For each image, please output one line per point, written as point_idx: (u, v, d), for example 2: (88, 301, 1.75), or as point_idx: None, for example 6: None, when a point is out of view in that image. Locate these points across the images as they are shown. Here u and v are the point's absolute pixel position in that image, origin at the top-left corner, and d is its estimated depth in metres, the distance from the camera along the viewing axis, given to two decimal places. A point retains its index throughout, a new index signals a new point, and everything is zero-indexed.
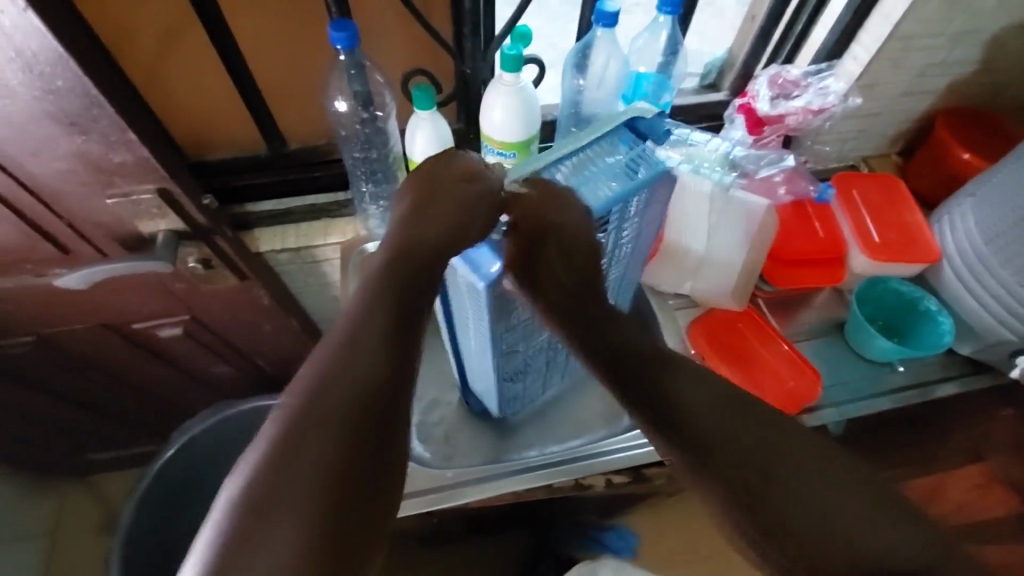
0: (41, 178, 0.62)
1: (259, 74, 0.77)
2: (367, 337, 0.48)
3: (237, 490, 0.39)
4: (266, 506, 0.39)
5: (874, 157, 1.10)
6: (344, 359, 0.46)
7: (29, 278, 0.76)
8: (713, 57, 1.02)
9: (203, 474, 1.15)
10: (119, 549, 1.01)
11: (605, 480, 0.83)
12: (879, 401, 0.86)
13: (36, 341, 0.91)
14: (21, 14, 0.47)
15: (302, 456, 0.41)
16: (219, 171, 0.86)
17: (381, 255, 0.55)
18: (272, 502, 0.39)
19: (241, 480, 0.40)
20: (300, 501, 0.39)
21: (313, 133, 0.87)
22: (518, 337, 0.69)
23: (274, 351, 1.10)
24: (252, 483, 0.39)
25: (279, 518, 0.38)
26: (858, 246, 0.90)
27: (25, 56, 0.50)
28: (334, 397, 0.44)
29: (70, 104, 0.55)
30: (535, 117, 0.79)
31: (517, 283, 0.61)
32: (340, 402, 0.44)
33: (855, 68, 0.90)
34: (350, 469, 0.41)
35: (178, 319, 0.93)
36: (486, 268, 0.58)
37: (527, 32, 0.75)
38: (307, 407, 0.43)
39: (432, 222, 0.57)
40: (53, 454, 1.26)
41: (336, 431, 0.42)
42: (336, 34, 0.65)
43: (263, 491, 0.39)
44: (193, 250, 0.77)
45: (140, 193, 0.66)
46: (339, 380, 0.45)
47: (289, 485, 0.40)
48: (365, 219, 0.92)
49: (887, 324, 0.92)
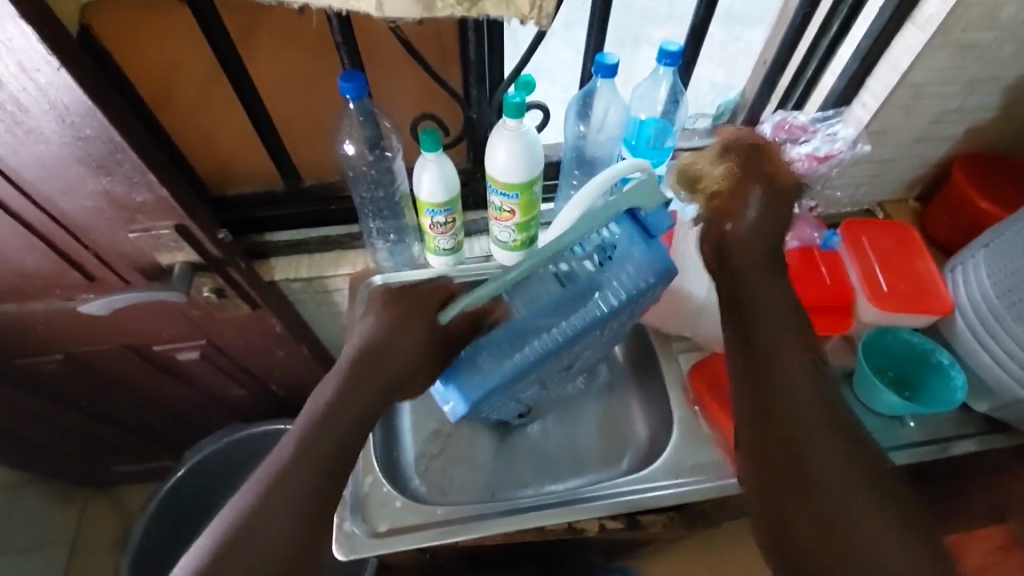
0: (71, 214, 0.68)
1: (279, 117, 0.82)
2: (340, 411, 0.60)
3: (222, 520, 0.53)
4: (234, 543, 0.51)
5: (890, 202, 1.08)
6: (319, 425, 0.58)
7: (59, 301, 0.81)
8: (727, 98, 1.03)
9: (213, 492, 1.18)
10: (127, 563, 1.04)
11: (598, 525, 0.81)
12: (894, 456, 0.82)
13: (65, 359, 0.96)
14: (55, 72, 0.53)
15: (279, 504, 0.53)
16: (238, 205, 0.91)
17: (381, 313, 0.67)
18: (242, 544, 0.51)
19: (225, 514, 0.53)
20: (269, 549, 0.51)
21: (328, 170, 0.92)
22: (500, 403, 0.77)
23: (287, 376, 1.14)
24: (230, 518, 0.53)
25: (247, 555, 0.50)
26: (865, 295, 0.88)
27: (58, 108, 0.56)
28: (308, 468, 0.56)
29: (97, 149, 0.60)
30: (538, 158, 0.82)
31: (500, 394, 0.71)
32: (312, 472, 0.56)
33: (863, 115, 0.90)
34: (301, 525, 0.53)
35: (195, 343, 0.97)
36: (458, 403, 0.70)
37: (531, 80, 0.77)
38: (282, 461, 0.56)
39: (433, 329, 0.66)
40: (77, 466, 1.32)
41: (304, 494, 0.54)
42: (345, 85, 0.69)
43: (242, 530, 0.51)
44: (207, 280, 0.81)
45: (160, 229, 0.71)
46: (310, 450, 0.57)
47: (259, 532, 0.51)
48: (374, 253, 0.96)
49: (897, 376, 0.89)
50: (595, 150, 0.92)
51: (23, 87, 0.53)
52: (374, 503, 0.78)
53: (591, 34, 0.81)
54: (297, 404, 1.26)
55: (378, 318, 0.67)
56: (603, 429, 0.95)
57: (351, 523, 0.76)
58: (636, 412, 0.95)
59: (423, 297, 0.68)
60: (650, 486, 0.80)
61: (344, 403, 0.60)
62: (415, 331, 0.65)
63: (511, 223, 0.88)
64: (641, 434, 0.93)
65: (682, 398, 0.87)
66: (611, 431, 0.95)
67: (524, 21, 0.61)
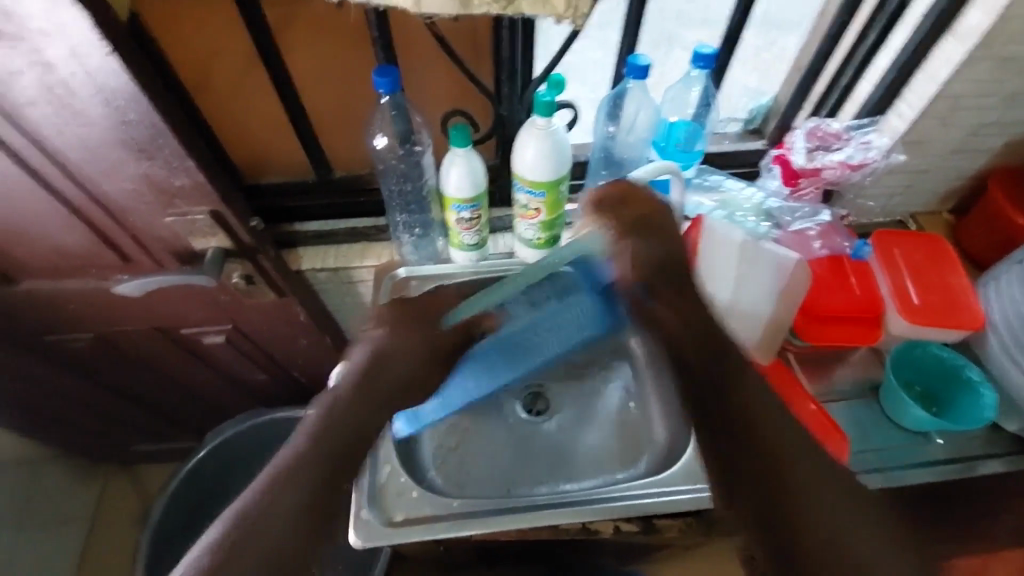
0: (111, 196, 0.70)
1: (313, 108, 0.83)
2: (348, 417, 0.61)
3: (220, 528, 0.53)
4: (233, 549, 0.52)
5: (923, 214, 1.06)
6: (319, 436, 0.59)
7: (94, 281, 0.84)
8: (759, 103, 1.02)
9: (232, 475, 1.21)
10: (148, 540, 1.06)
11: (613, 526, 0.81)
12: (919, 473, 0.81)
13: (95, 337, 0.98)
14: (104, 57, 0.54)
15: (276, 512, 0.54)
16: (270, 194, 0.93)
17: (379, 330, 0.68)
18: (249, 540, 0.52)
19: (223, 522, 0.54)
20: (274, 546, 0.52)
21: (358, 163, 0.93)
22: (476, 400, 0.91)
23: (308, 365, 1.15)
24: (227, 527, 0.53)
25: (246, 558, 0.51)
26: (896, 308, 0.87)
27: (105, 92, 0.57)
28: (313, 469, 0.57)
29: (140, 134, 0.62)
30: (567, 157, 0.82)
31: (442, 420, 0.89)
32: (317, 474, 0.56)
33: (900, 124, 0.88)
34: (298, 532, 0.54)
35: (221, 327, 0.99)
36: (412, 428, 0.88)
37: (562, 79, 0.77)
38: (281, 470, 0.56)
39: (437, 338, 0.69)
40: (102, 443, 1.35)
41: (306, 494, 0.55)
42: (379, 79, 0.70)
43: (241, 537, 0.52)
44: (237, 266, 0.83)
45: (195, 214, 0.73)
46: (317, 452, 0.58)
47: (265, 529, 0.53)
48: (399, 246, 0.97)
49: (925, 391, 0.87)
50: (624, 151, 0.91)
51: (73, 71, 0.55)
52: (390, 492, 0.79)
53: (624, 35, 0.81)
54: (316, 392, 1.28)
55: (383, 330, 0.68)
56: (620, 432, 0.94)
57: (368, 511, 0.78)
58: (653, 413, 0.95)
59: (425, 307, 0.71)
60: (668, 489, 0.79)
61: (351, 409, 0.61)
62: (416, 343, 0.67)
63: (537, 221, 0.88)
64: (660, 437, 0.92)
65: None
66: (628, 433, 0.94)
67: (560, 20, 0.60)
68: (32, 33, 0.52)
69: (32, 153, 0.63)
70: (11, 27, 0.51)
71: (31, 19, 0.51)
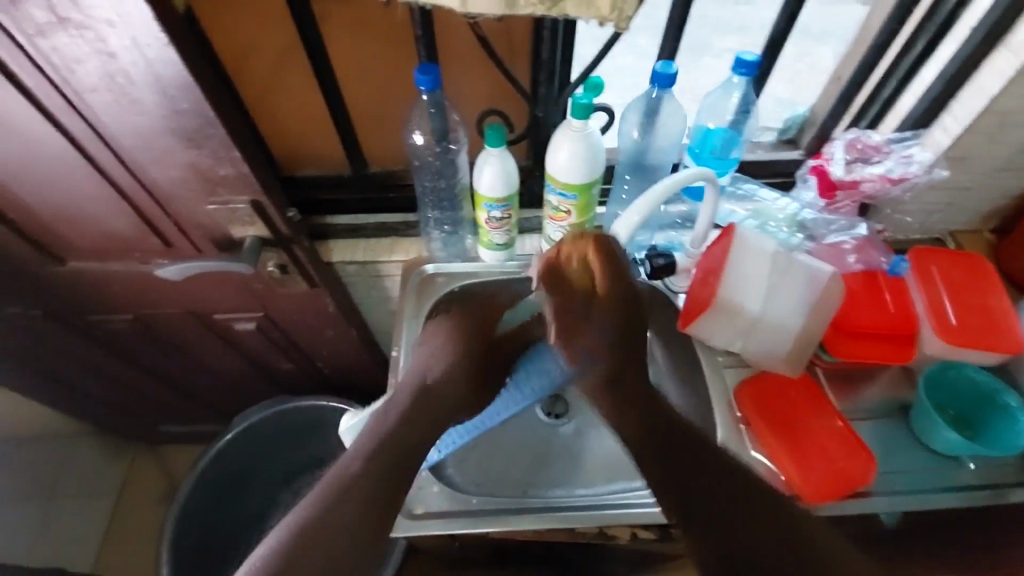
0: (159, 182, 0.72)
1: (353, 103, 0.85)
2: (397, 439, 0.69)
3: (273, 543, 0.60)
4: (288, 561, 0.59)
5: (964, 232, 1.03)
6: (370, 458, 0.67)
7: (136, 264, 0.87)
8: (795, 113, 1.00)
9: (255, 460, 1.24)
10: (173, 518, 1.09)
11: (630, 533, 0.81)
12: (944, 497, 0.79)
13: (133, 319, 1.02)
14: (163, 48, 0.56)
15: (326, 530, 0.61)
16: (306, 186, 0.95)
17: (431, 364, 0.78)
18: (312, 544, 0.60)
19: (275, 539, 0.61)
20: (333, 550, 0.60)
21: (392, 159, 0.94)
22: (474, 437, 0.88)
23: (334, 356, 1.17)
24: (279, 543, 0.60)
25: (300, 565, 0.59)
26: (931, 326, 0.85)
27: (161, 82, 0.60)
28: (365, 489, 0.64)
29: (190, 123, 0.64)
30: (600, 160, 0.82)
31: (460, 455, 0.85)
32: (370, 492, 0.64)
33: (943, 139, 0.86)
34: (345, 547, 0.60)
35: (253, 314, 1.02)
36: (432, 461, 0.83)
37: (600, 82, 0.78)
38: (331, 494, 0.63)
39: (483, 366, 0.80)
40: (132, 421, 1.40)
41: (362, 504, 0.63)
42: (421, 77, 0.71)
43: (295, 552, 0.59)
44: (273, 255, 0.85)
45: (237, 203, 0.75)
46: (369, 469, 0.65)
47: (324, 535, 0.60)
48: (428, 242, 0.98)
49: (959, 415, 0.84)
50: (655, 156, 0.92)
51: (133, 60, 0.57)
52: (418, 488, 0.80)
53: (665, 39, 0.81)
54: (339, 384, 1.30)
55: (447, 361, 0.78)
56: None
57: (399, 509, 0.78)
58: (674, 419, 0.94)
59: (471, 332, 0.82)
60: None
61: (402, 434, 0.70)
62: (462, 370, 0.77)
63: (566, 223, 0.88)
64: None
65: (727, 413, 0.85)
66: None
67: (603, 22, 0.61)
68: (97, 23, 0.54)
69: (88, 138, 0.66)
70: (78, 15, 0.53)
71: (97, 9, 0.53)
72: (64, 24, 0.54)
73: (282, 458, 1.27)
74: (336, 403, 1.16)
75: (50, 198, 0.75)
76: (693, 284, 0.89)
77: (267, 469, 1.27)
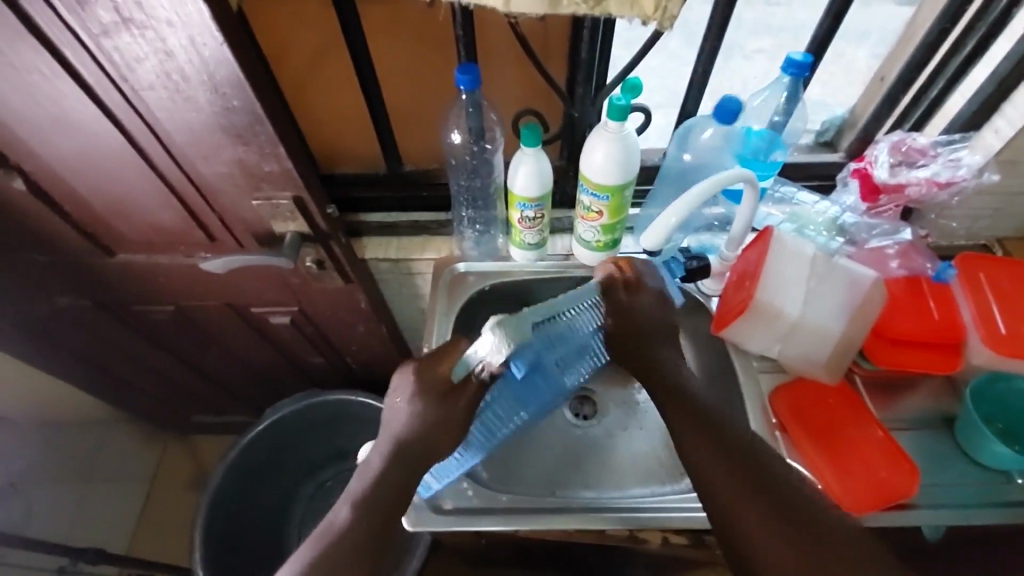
0: (206, 178, 0.74)
1: (391, 103, 0.87)
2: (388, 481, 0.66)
3: None
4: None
5: (1012, 238, 0.99)
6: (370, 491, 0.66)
7: (181, 257, 0.90)
8: (834, 115, 0.98)
9: (284, 450, 1.26)
10: (207, 505, 1.12)
11: (662, 538, 0.81)
12: (990, 513, 0.76)
13: (174, 311, 1.05)
14: (218, 47, 0.58)
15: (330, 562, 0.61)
16: (342, 183, 0.97)
17: (406, 407, 0.69)
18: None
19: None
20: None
21: (427, 157, 0.96)
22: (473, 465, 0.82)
23: (362, 352, 1.19)
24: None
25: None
26: (978, 334, 0.82)
27: (213, 80, 0.62)
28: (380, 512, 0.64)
29: (240, 120, 0.66)
30: (635, 162, 0.81)
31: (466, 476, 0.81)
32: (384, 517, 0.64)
33: (994, 142, 0.83)
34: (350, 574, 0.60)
35: (288, 309, 1.04)
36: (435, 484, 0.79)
37: (639, 83, 0.77)
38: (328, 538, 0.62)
39: (450, 415, 0.68)
40: (167, 410, 1.44)
41: (364, 534, 0.63)
42: (461, 76, 0.72)
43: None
44: (311, 251, 0.87)
45: (279, 199, 0.77)
46: (361, 511, 0.64)
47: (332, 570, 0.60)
48: (461, 240, 0.99)
49: (1008, 428, 0.81)
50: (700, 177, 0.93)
51: (189, 59, 0.60)
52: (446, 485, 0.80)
53: (705, 40, 0.80)
54: (367, 379, 1.32)
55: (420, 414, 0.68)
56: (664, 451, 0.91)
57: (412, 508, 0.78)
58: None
59: (431, 377, 0.69)
60: None
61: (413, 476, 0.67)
62: (433, 424, 0.68)
63: (597, 223, 0.88)
64: None
65: (761, 418, 0.84)
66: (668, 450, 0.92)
67: (646, 22, 0.61)
68: (157, 22, 0.56)
69: (144, 135, 0.69)
70: (141, 15, 0.56)
71: (159, 9, 0.55)
72: (127, 24, 0.56)
73: (309, 449, 1.30)
74: (364, 397, 1.17)
75: (103, 191, 0.78)
76: (728, 287, 0.88)
77: (293, 460, 1.29)
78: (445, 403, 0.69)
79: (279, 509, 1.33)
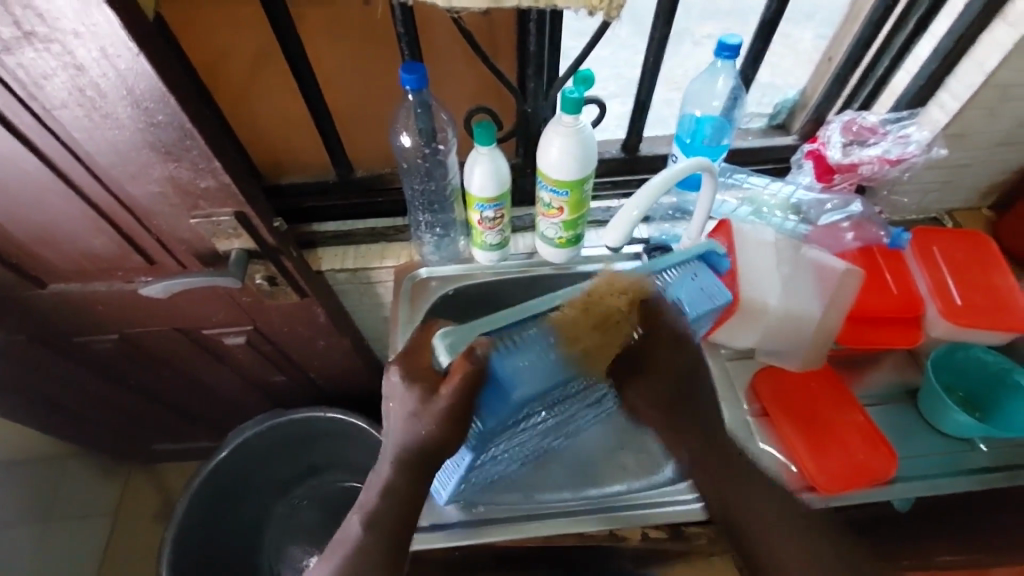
0: (136, 198, 0.69)
1: (335, 107, 0.83)
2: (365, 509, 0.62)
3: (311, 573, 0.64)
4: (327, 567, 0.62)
5: (960, 210, 1.02)
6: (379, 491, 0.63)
7: (118, 283, 0.84)
8: (785, 97, 0.99)
9: (251, 474, 1.20)
10: (171, 541, 1.05)
11: (642, 532, 0.78)
12: (957, 481, 0.77)
13: (118, 339, 0.99)
14: (134, 58, 0.53)
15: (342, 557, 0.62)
16: (292, 194, 0.92)
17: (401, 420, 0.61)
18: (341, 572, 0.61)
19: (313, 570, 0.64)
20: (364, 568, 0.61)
21: (379, 162, 0.92)
22: (487, 469, 0.76)
23: (328, 366, 1.14)
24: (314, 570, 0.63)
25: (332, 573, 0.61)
26: (936, 306, 0.84)
27: (133, 94, 0.57)
28: (369, 556, 0.61)
29: (167, 136, 0.61)
30: (592, 155, 0.79)
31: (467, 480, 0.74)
32: (374, 559, 0.61)
33: (940, 117, 0.85)
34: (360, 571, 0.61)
35: (242, 328, 0.99)
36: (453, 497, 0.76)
37: (589, 75, 0.73)
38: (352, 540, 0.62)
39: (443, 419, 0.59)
40: (125, 442, 1.36)
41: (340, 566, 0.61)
42: (406, 76, 0.68)
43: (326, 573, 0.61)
44: (261, 267, 0.82)
45: (220, 216, 0.72)
46: (371, 528, 0.62)
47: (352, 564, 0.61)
48: (419, 245, 0.95)
49: (967, 397, 0.85)
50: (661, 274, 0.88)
51: (104, 73, 0.55)
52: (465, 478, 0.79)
53: (655, 28, 0.79)
54: (335, 394, 1.27)
55: (422, 421, 0.59)
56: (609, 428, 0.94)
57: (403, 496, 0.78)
58: None
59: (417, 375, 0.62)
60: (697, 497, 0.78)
61: (376, 511, 0.62)
62: (411, 464, 0.62)
63: (559, 220, 0.85)
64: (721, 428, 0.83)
65: (737, 406, 0.83)
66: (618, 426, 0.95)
67: (593, 11, 0.59)
68: (61, 34, 0.51)
69: (62, 157, 0.63)
70: (43, 28, 0.51)
71: (63, 19, 0.50)
72: (28, 38, 0.51)
73: (279, 469, 1.25)
74: (330, 412, 1.13)
75: (24, 219, 0.72)
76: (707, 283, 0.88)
77: (259, 482, 1.23)
78: (434, 404, 0.59)
79: (252, 535, 1.28)
